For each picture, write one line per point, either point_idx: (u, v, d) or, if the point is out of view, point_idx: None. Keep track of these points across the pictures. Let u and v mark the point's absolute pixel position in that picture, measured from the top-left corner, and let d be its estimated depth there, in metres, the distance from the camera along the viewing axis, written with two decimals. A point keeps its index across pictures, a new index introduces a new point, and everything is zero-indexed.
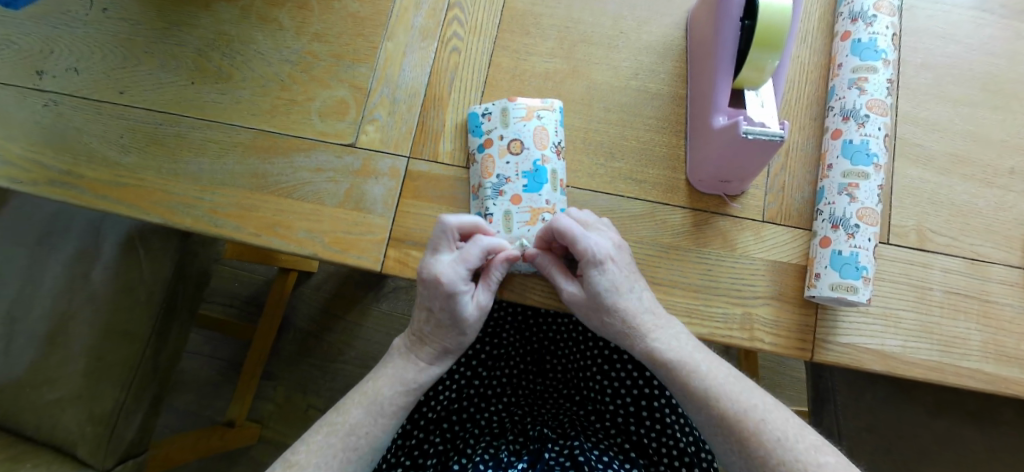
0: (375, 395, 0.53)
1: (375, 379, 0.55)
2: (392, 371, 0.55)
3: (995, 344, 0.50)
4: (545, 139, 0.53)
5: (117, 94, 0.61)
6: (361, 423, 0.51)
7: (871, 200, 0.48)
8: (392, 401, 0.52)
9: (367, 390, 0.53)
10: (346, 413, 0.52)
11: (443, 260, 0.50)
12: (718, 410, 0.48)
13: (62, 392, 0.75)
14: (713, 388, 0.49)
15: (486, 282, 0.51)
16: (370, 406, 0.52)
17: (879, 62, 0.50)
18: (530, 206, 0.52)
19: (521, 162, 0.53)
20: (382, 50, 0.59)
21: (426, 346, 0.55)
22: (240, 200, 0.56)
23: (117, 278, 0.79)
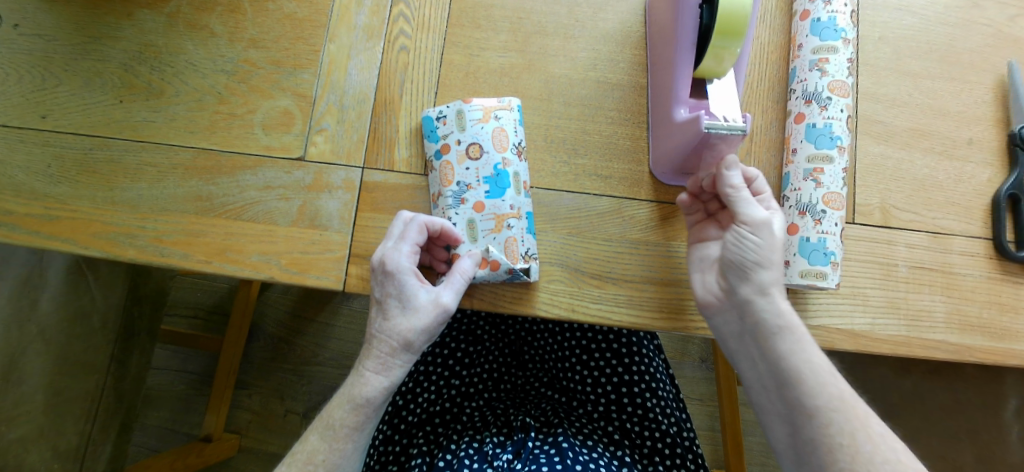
0: (328, 416, 0.46)
1: (332, 399, 0.48)
2: (347, 386, 0.47)
3: (958, 315, 0.51)
4: (504, 140, 0.50)
5: (39, 119, 0.55)
6: (317, 452, 0.45)
7: (836, 184, 0.47)
8: (343, 421, 0.46)
9: (321, 414, 0.47)
10: (305, 440, 0.46)
11: (400, 249, 0.47)
12: (826, 412, 0.41)
13: (22, 429, 0.68)
14: (800, 364, 0.43)
15: (447, 279, 0.47)
16: (324, 431, 0.46)
17: (839, 41, 0.49)
18: (494, 211, 0.49)
19: (482, 166, 0.50)
20: (325, 54, 0.56)
21: (374, 353, 0.47)
22: (186, 226, 0.53)
23: (64, 307, 0.71)
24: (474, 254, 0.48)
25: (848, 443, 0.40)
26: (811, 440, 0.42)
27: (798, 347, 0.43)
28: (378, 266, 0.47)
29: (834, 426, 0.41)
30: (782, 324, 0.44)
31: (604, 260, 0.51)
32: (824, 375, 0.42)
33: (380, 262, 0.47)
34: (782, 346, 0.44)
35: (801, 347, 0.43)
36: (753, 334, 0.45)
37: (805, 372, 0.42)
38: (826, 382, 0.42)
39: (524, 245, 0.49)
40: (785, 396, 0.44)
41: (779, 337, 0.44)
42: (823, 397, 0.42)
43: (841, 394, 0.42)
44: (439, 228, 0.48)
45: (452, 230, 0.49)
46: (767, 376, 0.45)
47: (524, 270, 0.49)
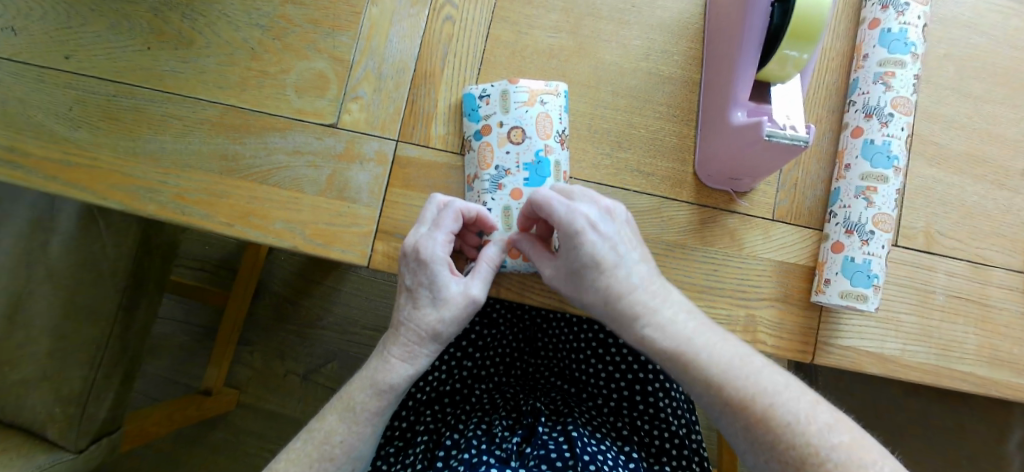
0: (349, 398, 0.46)
1: (352, 381, 0.48)
2: (370, 370, 0.47)
3: (989, 348, 0.50)
4: (547, 124, 0.49)
5: (61, 59, 0.53)
6: (337, 431, 0.44)
7: (889, 205, 0.45)
8: (365, 405, 0.45)
9: (342, 394, 0.47)
10: (323, 418, 0.46)
11: (433, 237, 0.45)
12: (763, 406, 0.40)
13: (26, 371, 0.69)
14: (718, 366, 0.42)
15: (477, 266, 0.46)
16: (344, 412, 0.45)
17: (908, 55, 0.47)
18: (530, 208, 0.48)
19: (524, 151, 0.48)
20: (366, 17, 0.53)
21: (400, 340, 0.46)
22: (209, 186, 0.51)
23: (74, 252, 0.72)
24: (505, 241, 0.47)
25: (797, 428, 0.39)
26: (753, 435, 0.41)
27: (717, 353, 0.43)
28: (411, 254, 0.45)
29: (761, 423, 0.40)
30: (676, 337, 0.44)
31: None
32: (750, 372, 0.42)
33: (412, 250, 0.45)
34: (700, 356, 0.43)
35: (719, 351, 0.43)
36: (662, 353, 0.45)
37: (727, 375, 0.42)
38: (749, 372, 0.42)
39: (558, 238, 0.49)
40: (709, 399, 0.43)
41: (689, 350, 0.43)
42: (756, 390, 0.41)
43: (771, 378, 0.42)
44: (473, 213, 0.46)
45: (488, 216, 0.47)
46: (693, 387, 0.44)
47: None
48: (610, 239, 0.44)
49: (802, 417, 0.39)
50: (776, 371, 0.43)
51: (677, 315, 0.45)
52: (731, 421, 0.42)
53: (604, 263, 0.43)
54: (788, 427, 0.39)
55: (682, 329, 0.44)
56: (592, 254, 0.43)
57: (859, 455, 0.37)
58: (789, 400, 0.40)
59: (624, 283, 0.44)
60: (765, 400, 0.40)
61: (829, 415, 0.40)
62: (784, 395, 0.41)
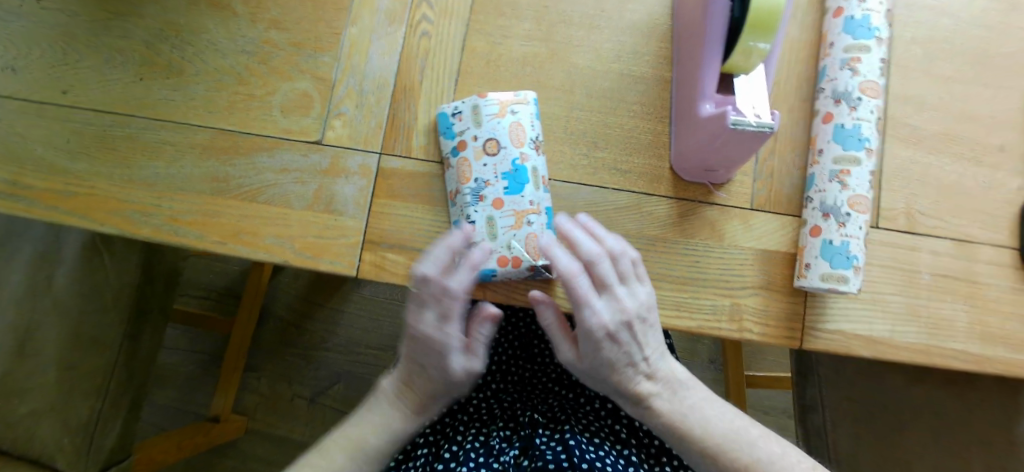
0: (362, 441, 0.51)
1: (358, 421, 0.53)
2: (380, 419, 0.53)
3: (980, 325, 0.50)
4: (523, 128, 0.50)
5: (60, 94, 0.56)
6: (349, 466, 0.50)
7: (863, 186, 0.46)
8: (377, 449, 0.52)
9: (352, 428, 0.52)
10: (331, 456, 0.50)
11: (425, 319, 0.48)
12: (755, 468, 0.45)
13: (35, 403, 0.70)
14: (711, 439, 0.46)
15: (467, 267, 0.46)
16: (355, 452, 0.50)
17: (872, 40, 0.47)
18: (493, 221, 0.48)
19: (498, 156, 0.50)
20: (346, 37, 0.55)
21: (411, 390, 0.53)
22: (202, 206, 0.53)
23: (81, 282, 0.74)
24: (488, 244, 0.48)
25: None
26: None
27: (710, 421, 0.47)
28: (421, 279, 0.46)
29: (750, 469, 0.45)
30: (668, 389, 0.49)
31: None
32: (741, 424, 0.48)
33: (423, 275, 0.46)
34: (695, 428, 0.47)
35: (711, 423, 0.47)
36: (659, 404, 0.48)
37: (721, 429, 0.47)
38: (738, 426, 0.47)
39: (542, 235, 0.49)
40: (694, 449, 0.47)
41: (685, 424, 0.47)
42: (747, 452, 0.46)
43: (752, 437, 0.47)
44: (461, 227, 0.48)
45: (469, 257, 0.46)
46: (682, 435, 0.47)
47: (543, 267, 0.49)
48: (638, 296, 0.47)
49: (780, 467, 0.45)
50: (756, 426, 0.48)
51: (674, 390, 0.49)
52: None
53: (621, 321, 0.46)
54: None
55: (678, 404, 0.48)
56: (614, 308, 0.46)
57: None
58: (779, 457, 0.46)
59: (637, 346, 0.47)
60: (756, 463, 0.45)
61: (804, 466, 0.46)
62: (776, 452, 0.46)
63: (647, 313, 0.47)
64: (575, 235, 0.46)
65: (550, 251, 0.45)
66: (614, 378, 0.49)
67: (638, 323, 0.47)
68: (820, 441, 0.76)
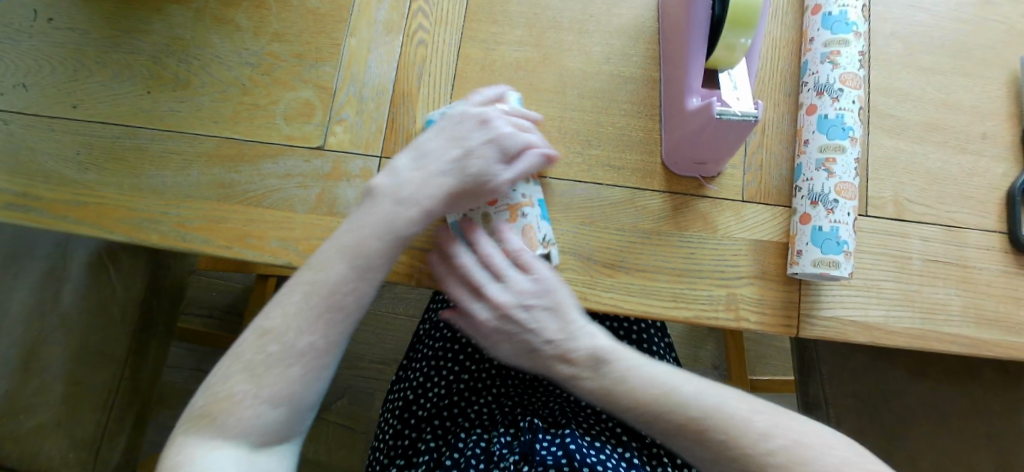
0: (301, 306, 0.44)
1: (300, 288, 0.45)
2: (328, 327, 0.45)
3: (974, 308, 0.50)
4: (497, 95, 0.51)
5: (70, 109, 0.58)
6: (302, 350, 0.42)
7: (849, 174, 0.47)
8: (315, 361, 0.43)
9: (275, 336, 0.43)
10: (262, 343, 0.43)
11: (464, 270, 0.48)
12: (716, 436, 0.41)
13: (42, 418, 0.71)
14: (643, 409, 0.44)
15: (454, 139, 0.48)
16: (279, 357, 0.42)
17: (851, 34, 0.49)
18: (510, 111, 0.49)
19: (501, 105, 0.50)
20: (346, 47, 0.57)
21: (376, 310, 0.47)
22: (208, 212, 0.54)
23: (88, 295, 0.75)
24: (507, 112, 0.49)
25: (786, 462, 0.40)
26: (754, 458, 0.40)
27: (631, 392, 0.44)
28: (382, 179, 0.48)
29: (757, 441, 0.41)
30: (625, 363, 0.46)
31: (616, 250, 0.51)
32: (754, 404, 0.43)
33: (386, 174, 0.49)
34: (624, 402, 0.45)
35: (684, 398, 0.43)
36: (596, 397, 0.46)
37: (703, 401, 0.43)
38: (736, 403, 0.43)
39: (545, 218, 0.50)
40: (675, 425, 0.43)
41: (630, 398, 0.44)
42: (697, 420, 0.42)
43: (718, 396, 0.43)
44: (472, 107, 0.49)
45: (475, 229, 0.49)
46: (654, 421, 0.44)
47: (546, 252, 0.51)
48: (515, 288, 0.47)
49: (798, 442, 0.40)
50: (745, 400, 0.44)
51: (596, 368, 0.46)
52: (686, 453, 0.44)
53: (506, 308, 0.47)
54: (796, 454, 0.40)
55: (602, 382, 0.46)
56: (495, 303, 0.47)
57: (812, 450, 0.40)
58: (733, 419, 0.42)
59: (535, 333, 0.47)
60: (706, 431, 0.42)
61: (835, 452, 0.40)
62: (741, 411, 0.42)
63: (531, 299, 0.47)
64: (478, 239, 0.48)
65: (456, 256, 0.48)
66: (529, 362, 0.49)
67: (526, 311, 0.47)
68: None
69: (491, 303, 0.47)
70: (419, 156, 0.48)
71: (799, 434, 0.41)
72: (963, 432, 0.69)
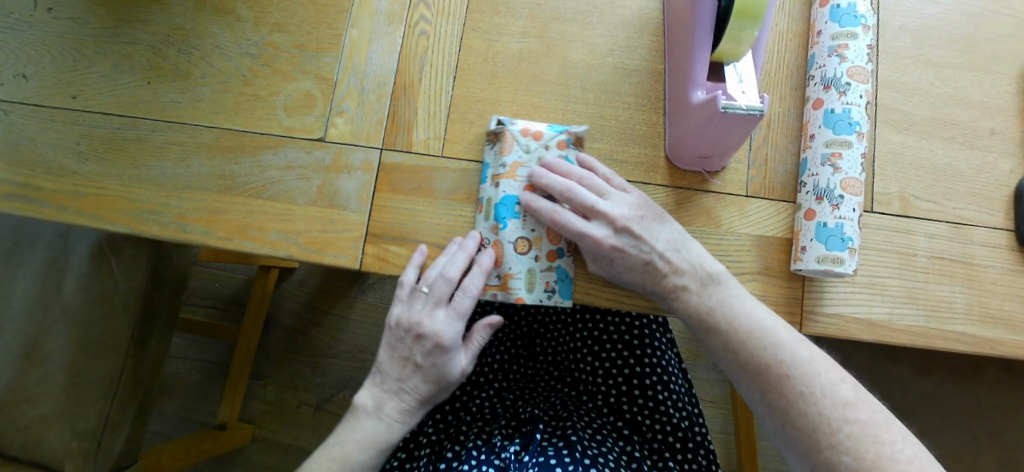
0: (344, 457, 0.51)
1: (340, 440, 0.52)
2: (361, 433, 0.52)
3: (979, 306, 0.50)
4: (442, 260, 0.51)
5: (70, 99, 0.57)
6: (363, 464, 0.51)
7: (856, 169, 0.46)
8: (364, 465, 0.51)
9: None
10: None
11: (438, 317, 0.51)
12: (777, 369, 0.43)
13: (44, 409, 0.72)
14: (738, 332, 0.45)
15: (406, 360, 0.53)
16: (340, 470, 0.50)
17: (859, 27, 0.48)
18: (453, 306, 0.50)
19: (435, 296, 0.51)
20: (347, 38, 0.57)
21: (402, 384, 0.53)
22: (208, 204, 0.54)
23: (90, 286, 0.75)
24: (437, 297, 0.50)
25: (810, 399, 0.41)
26: (788, 398, 0.42)
27: (737, 315, 0.45)
28: (362, 396, 0.55)
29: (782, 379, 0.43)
30: (706, 282, 0.47)
31: None
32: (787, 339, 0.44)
33: (366, 391, 0.55)
34: (721, 322, 0.46)
35: (739, 319, 0.45)
36: (701, 318, 0.47)
37: (753, 331, 0.45)
38: (774, 341, 0.44)
39: (524, 140, 0.50)
40: (738, 358, 0.45)
41: (711, 316, 0.47)
42: (772, 351, 0.44)
43: (766, 325, 0.45)
44: (411, 319, 0.52)
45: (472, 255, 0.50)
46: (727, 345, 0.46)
47: (578, 137, 0.52)
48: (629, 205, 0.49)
49: (818, 390, 0.41)
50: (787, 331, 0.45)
51: (702, 284, 0.47)
52: (750, 386, 0.45)
53: (621, 222, 0.48)
54: (814, 391, 0.41)
55: (706, 298, 0.47)
56: (607, 219, 0.48)
57: (873, 433, 0.38)
58: (806, 361, 0.43)
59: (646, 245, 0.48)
60: (779, 363, 0.43)
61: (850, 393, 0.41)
62: (802, 356, 0.43)
63: (641, 212, 0.49)
64: (563, 167, 0.49)
65: (532, 205, 0.48)
66: (642, 280, 0.49)
67: (637, 223, 0.48)
68: None
69: (602, 219, 0.48)
70: (383, 376, 0.54)
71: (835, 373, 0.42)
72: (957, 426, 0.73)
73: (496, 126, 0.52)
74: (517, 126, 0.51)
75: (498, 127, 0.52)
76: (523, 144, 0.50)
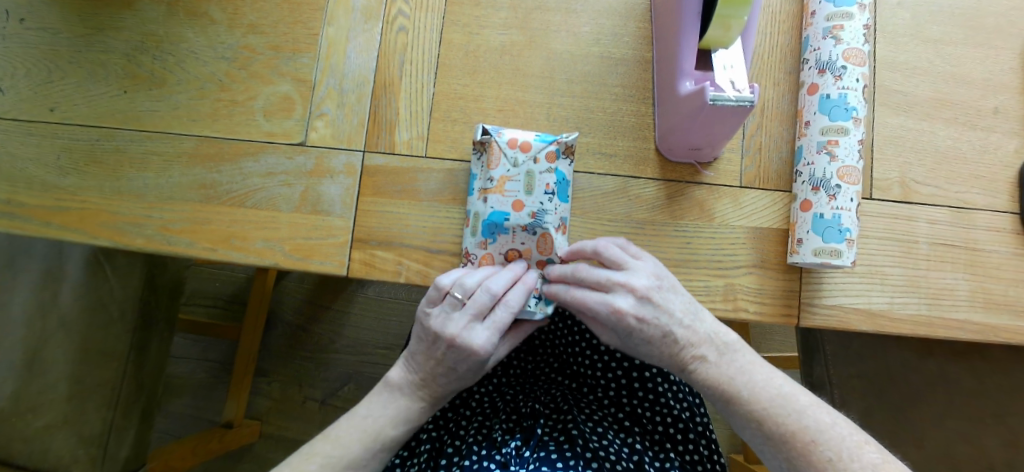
0: (376, 429, 0.49)
1: (368, 410, 0.50)
2: (392, 410, 0.50)
3: (982, 292, 0.48)
4: (462, 269, 0.49)
5: (47, 111, 0.56)
6: (360, 459, 0.47)
7: (852, 157, 0.45)
8: (394, 436, 0.49)
9: (335, 443, 0.48)
10: (343, 445, 0.48)
11: (475, 331, 0.47)
12: (805, 436, 0.42)
13: (47, 418, 0.71)
14: (761, 400, 0.44)
15: (433, 356, 0.49)
16: (370, 441, 0.48)
17: (854, 6, 0.46)
18: (474, 305, 0.47)
19: (458, 298, 0.47)
20: (323, 37, 0.55)
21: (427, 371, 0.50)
22: (192, 214, 0.53)
23: (84, 297, 0.74)
24: (472, 309, 0.47)
25: (839, 466, 0.40)
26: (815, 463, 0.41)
27: (757, 383, 0.45)
28: (393, 373, 0.52)
29: (804, 446, 0.42)
30: (723, 352, 0.46)
31: None
32: (807, 404, 0.44)
33: (397, 369, 0.52)
34: (742, 392, 0.45)
35: (759, 387, 0.45)
36: (719, 390, 0.46)
37: (775, 398, 0.44)
38: (795, 409, 0.43)
39: (511, 153, 0.49)
40: (756, 429, 0.44)
41: (732, 386, 0.45)
42: (795, 418, 0.43)
43: (785, 389, 0.45)
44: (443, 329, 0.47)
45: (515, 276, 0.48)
46: (746, 412, 0.45)
47: (568, 147, 0.49)
48: (648, 273, 0.46)
49: (846, 455, 0.41)
50: (804, 393, 0.45)
51: (720, 355, 0.46)
52: (773, 454, 0.44)
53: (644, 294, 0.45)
54: (837, 457, 0.41)
55: (726, 368, 0.46)
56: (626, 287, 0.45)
57: None
58: (829, 426, 0.42)
59: (667, 316, 0.45)
60: (805, 430, 0.42)
61: (876, 455, 0.41)
62: (825, 421, 0.43)
63: (660, 280, 0.46)
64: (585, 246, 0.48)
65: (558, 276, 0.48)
66: (658, 351, 0.46)
67: (659, 294, 0.45)
68: None
69: (621, 289, 0.45)
70: (412, 361, 0.51)
71: (858, 436, 0.42)
72: (969, 412, 0.65)
73: (482, 136, 0.50)
74: (504, 137, 0.49)
75: (485, 138, 0.50)
76: (511, 158, 0.49)
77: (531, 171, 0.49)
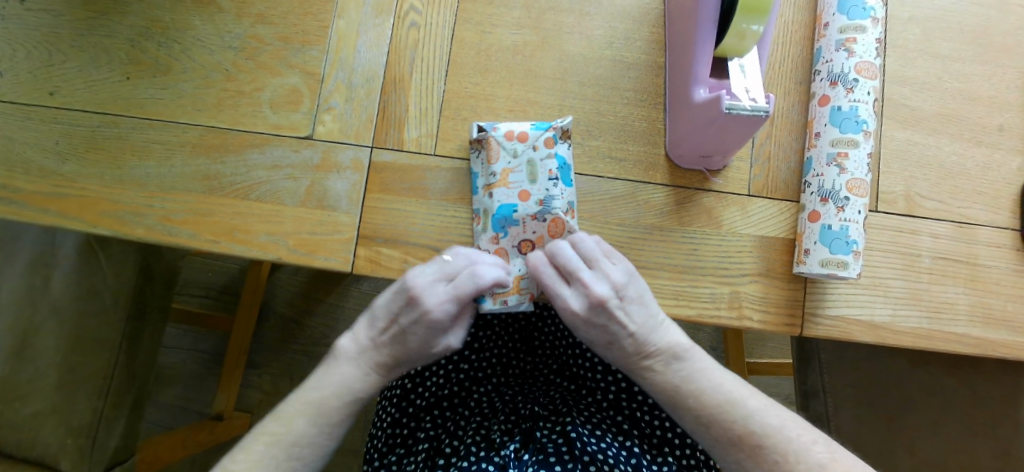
0: (321, 401, 0.48)
1: (320, 377, 0.50)
2: (342, 376, 0.50)
3: (981, 307, 0.49)
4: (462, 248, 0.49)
5: (48, 96, 0.55)
6: (305, 434, 0.47)
7: (861, 170, 0.45)
8: (339, 409, 0.49)
9: (283, 420, 0.47)
10: (291, 422, 0.47)
11: (438, 297, 0.48)
12: (752, 439, 0.44)
13: (37, 405, 0.70)
14: (706, 407, 0.46)
15: (396, 321, 0.50)
16: (315, 417, 0.48)
17: (869, 20, 0.46)
18: (457, 287, 0.47)
19: (443, 262, 0.48)
20: (334, 30, 0.54)
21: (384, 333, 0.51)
22: (193, 205, 0.52)
23: (78, 285, 0.73)
24: (446, 277, 0.48)
25: (785, 467, 0.42)
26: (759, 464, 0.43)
27: (703, 390, 0.47)
28: (346, 341, 0.52)
29: (745, 447, 0.44)
30: (675, 359, 0.48)
31: (617, 245, 0.50)
32: (755, 408, 0.46)
33: (349, 337, 0.52)
34: (689, 399, 0.47)
35: (707, 393, 0.47)
36: (665, 394, 0.48)
37: (723, 405, 0.46)
38: (742, 415, 0.45)
39: (509, 145, 0.50)
40: (704, 433, 0.46)
41: (679, 392, 0.47)
42: (743, 423, 0.45)
43: (735, 393, 0.47)
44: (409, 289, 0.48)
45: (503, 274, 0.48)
46: (692, 418, 0.47)
47: (564, 131, 0.50)
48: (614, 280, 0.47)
49: (790, 457, 0.42)
50: (756, 396, 0.47)
51: (669, 362, 0.48)
52: (723, 455, 0.46)
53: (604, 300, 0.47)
54: (779, 457, 0.43)
55: (672, 376, 0.48)
56: (585, 294, 0.47)
57: None
58: (776, 429, 0.44)
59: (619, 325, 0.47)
60: (751, 434, 0.44)
61: (823, 455, 0.42)
62: (773, 424, 0.44)
63: (624, 290, 0.47)
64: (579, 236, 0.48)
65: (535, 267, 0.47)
66: (609, 353, 0.50)
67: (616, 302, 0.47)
68: (823, 427, 0.70)
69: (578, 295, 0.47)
70: (371, 323, 0.52)
71: (806, 437, 0.44)
72: (963, 421, 0.65)
73: (477, 133, 0.51)
74: (500, 130, 0.50)
75: (481, 134, 0.51)
76: (510, 149, 0.50)
77: (531, 161, 0.49)
